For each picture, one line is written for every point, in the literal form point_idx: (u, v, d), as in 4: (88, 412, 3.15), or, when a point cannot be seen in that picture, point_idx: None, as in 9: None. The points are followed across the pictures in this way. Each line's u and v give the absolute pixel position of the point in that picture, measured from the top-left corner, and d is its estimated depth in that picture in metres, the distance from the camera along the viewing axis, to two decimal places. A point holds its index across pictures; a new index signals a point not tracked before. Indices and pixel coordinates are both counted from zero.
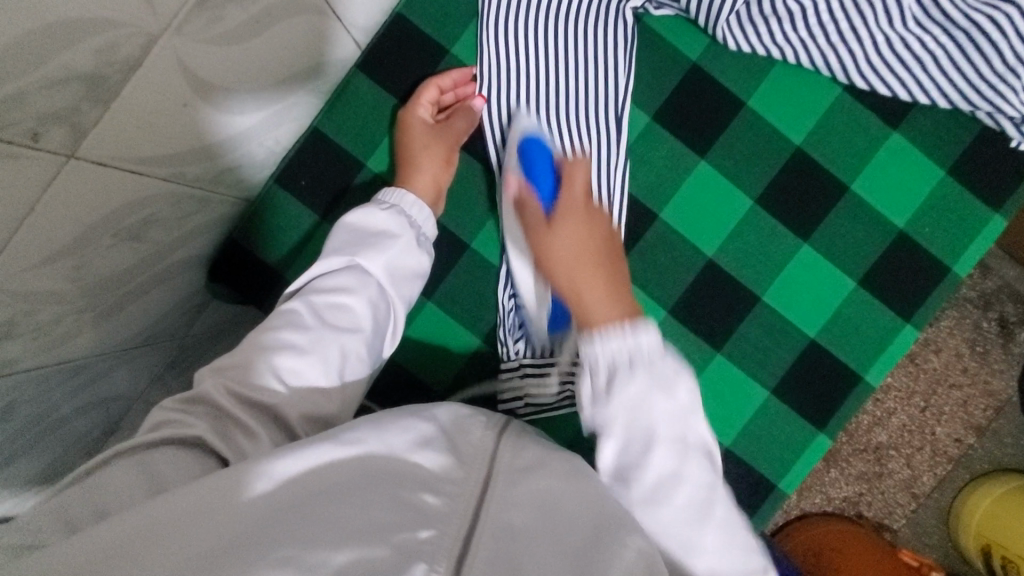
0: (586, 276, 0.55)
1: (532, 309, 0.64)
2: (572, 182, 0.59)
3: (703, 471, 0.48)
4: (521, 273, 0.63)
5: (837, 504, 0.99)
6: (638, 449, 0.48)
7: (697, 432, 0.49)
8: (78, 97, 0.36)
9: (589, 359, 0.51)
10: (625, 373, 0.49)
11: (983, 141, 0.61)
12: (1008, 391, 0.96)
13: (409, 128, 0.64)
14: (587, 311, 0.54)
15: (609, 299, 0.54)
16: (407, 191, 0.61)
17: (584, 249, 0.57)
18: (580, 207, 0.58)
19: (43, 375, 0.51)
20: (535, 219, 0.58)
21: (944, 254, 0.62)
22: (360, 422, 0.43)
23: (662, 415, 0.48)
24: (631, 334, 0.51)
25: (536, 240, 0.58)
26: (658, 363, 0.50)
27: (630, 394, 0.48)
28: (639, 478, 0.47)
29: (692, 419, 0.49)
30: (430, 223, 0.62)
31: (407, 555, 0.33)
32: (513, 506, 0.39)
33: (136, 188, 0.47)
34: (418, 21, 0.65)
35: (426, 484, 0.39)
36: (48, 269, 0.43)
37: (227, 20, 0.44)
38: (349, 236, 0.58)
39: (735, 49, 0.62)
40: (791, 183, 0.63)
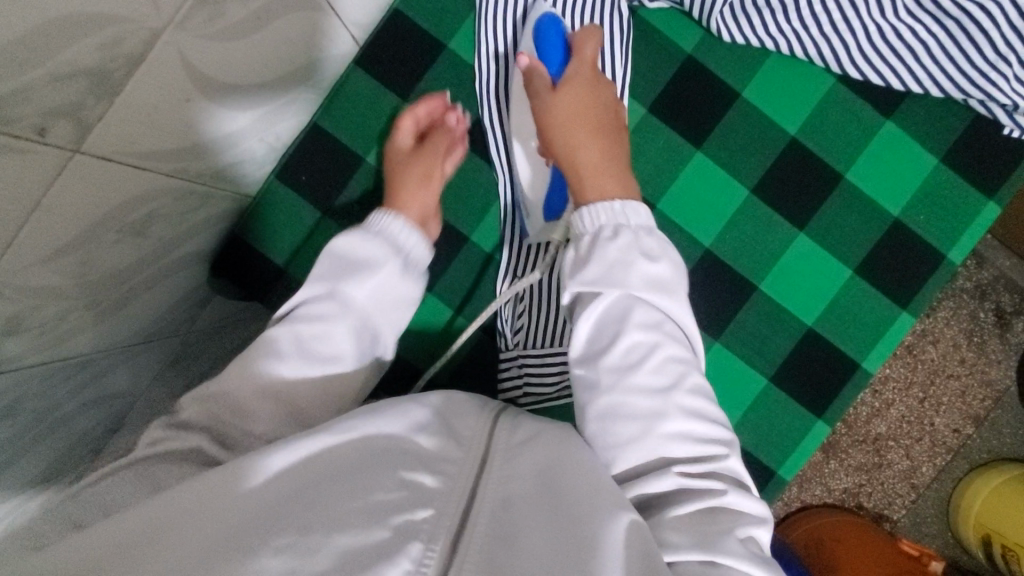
0: (582, 140, 0.56)
1: (528, 190, 0.65)
2: (582, 54, 0.59)
3: (676, 352, 0.48)
4: (520, 157, 0.64)
5: (837, 495, 1.00)
6: (614, 321, 0.49)
7: (677, 312, 0.50)
8: (83, 93, 0.37)
9: (578, 227, 0.53)
10: (608, 239, 0.51)
11: (975, 131, 0.62)
12: (1004, 380, 0.97)
13: (389, 158, 0.65)
14: (581, 176, 0.56)
15: (605, 166, 0.56)
16: (393, 215, 0.60)
17: (586, 111, 0.57)
18: (585, 77, 0.59)
19: (49, 371, 0.51)
20: (540, 84, 0.59)
21: (938, 243, 0.63)
22: (352, 410, 0.43)
23: (643, 285, 0.49)
24: (620, 207, 0.52)
25: (537, 105, 0.58)
26: (643, 236, 0.51)
27: (613, 261, 0.50)
28: (610, 349, 0.48)
29: (671, 299, 0.50)
30: (421, 247, 0.61)
31: (404, 534, 0.35)
32: (510, 485, 0.41)
33: (139, 183, 0.48)
34: (416, 16, 0.66)
35: (423, 465, 0.40)
36: (54, 264, 0.44)
37: (226, 16, 0.45)
38: (332, 264, 0.58)
39: (729, 41, 0.63)
40: (788, 172, 0.63)
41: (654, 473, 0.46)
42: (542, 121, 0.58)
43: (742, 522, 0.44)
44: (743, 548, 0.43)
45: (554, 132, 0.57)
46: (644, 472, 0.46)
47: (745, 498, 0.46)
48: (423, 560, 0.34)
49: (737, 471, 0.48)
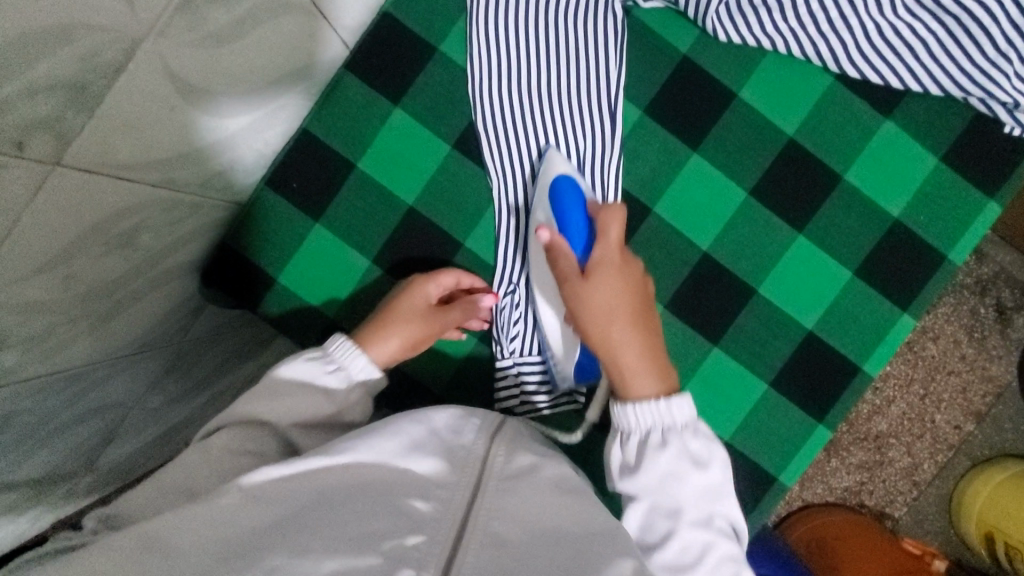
0: (622, 334, 0.56)
1: (558, 353, 0.64)
2: (607, 237, 0.58)
3: (729, 550, 0.50)
4: (549, 321, 0.63)
5: (838, 494, 0.99)
6: (664, 520, 0.51)
7: (727, 514, 0.52)
8: (63, 104, 0.36)
9: (622, 425, 0.55)
10: (657, 444, 0.52)
11: (975, 128, 0.61)
12: (1006, 377, 0.96)
13: (405, 295, 0.62)
14: (624, 369, 0.55)
15: (647, 359, 0.55)
16: (360, 350, 0.58)
17: (619, 305, 0.56)
18: (615, 261, 0.57)
19: (39, 385, 0.50)
20: (569, 271, 0.57)
21: (939, 242, 0.62)
22: (353, 433, 0.47)
23: (693, 491, 0.51)
24: (666, 404, 0.53)
25: (571, 290, 0.57)
26: (690, 436, 0.53)
27: (662, 469, 0.51)
28: (662, 549, 0.50)
29: (722, 501, 0.52)
30: (376, 381, 0.59)
31: (397, 561, 0.38)
32: (502, 516, 0.43)
33: (124, 195, 0.47)
34: (406, 18, 0.65)
35: (418, 491, 0.44)
36: (39, 278, 0.43)
37: (210, 22, 0.44)
38: (287, 380, 0.55)
39: (725, 40, 0.62)
40: (786, 173, 0.62)
41: None
42: (575, 312, 0.57)
43: None
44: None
45: (588, 324, 0.56)
46: None
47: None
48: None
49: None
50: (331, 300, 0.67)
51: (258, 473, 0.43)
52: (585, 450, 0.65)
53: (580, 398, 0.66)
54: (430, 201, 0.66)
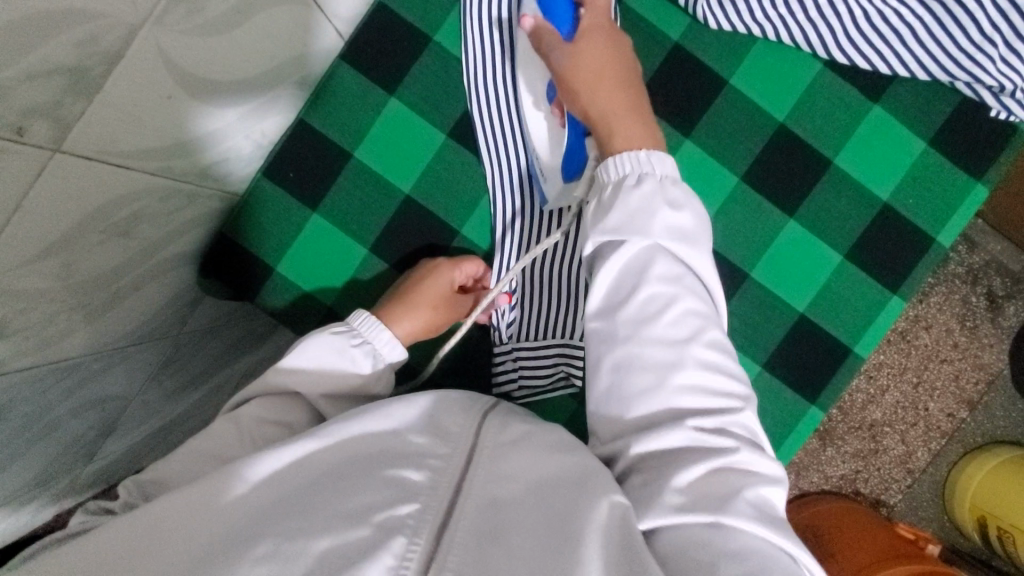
0: (606, 93, 0.55)
1: (546, 157, 0.63)
2: (593, 8, 0.57)
3: (696, 305, 0.48)
4: (536, 123, 0.63)
5: (833, 482, 1.00)
6: (633, 273, 0.49)
7: (699, 270, 0.50)
8: (62, 90, 0.36)
9: (602, 177, 0.52)
10: (632, 186, 0.50)
11: (961, 116, 0.62)
12: (998, 363, 0.98)
13: (432, 281, 0.63)
14: (608, 126, 0.54)
15: (631, 117, 0.55)
16: (384, 326, 0.60)
17: (603, 66, 0.55)
18: (602, 30, 0.57)
19: (38, 374, 0.51)
20: (554, 43, 0.56)
21: (929, 227, 0.63)
22: (340, 416, 0.48)
23: (666, 236, 0.49)
24: (646, 156, 0.51)
25: (558, 63, 0.55)
26: (668, 186, 0.50)
27: (634, 209, 0.49)
28: (629, 298, 0.48)
29: (694, 253, 0.49)
30: (400, 359, 0.61)
31: (388, 530, 0.39)
32: (499, 478, 0.44)
33: (122, 183, 0.47)
34: (400, 9, 0.65)
35: (411, 461, 0.44)
36: (38, 266, 0.43)
37: (206, 11, 0.44)
38: (316, 359, 0.56)
39: (716, 28, 0.62)
40: (777, 159, 0.63)
41: (666, 429, 0.46)
42: (561, 78, 0.56)
43: (755, 478, 0.44)
44: (752, 510, 0.43)
45: (570, 91, 0.55)
46: (657, 428, 0.46)
47: (756, 457, 0.45)
48: (406, 555, 0.39)
49: (750, 433, 0.47)
50: (329, 290, 0.68)
51: (254, 466, 0.44)
52: (582, 435, 0.66)
53: (577, 383, 0.66)
54: (427, 190, 0.67)
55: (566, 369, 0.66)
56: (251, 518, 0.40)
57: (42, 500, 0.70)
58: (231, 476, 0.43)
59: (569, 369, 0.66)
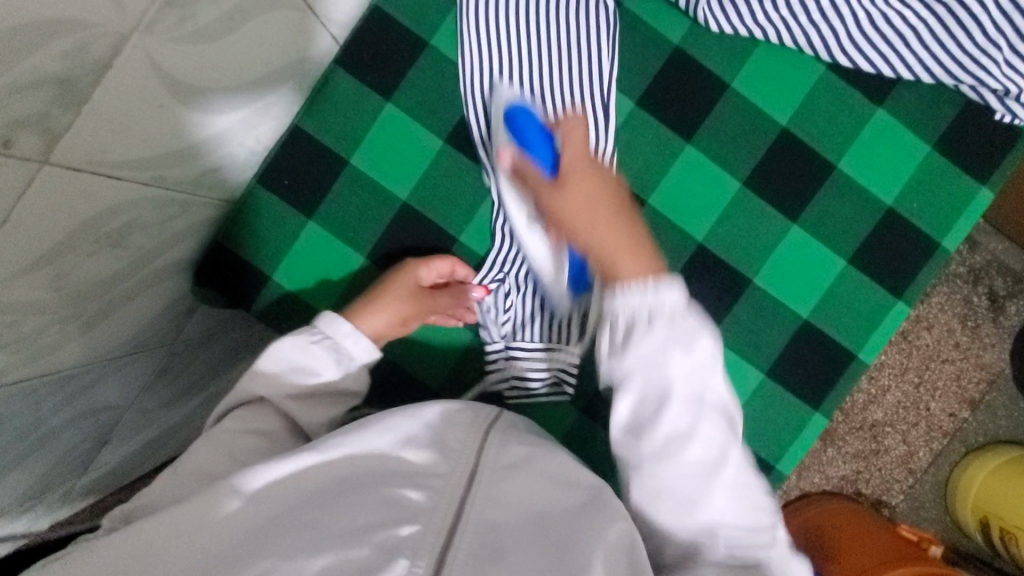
0: (599, 226, 0.58)
1: (548, 272, 0.64)
2: (569, 141, 0.60)
3: (718, 429, 0.52)
4: (535, 243, 0.63)
5: (834, 483, 1.00)
6: (653, 404, 0.52)
7: (716, 394, 0.53)
8: (50, 102, 0.35)
9: (611, 312, 0.54)
10: (645, 327, 0.52)
11: (968, 118, 0.61)
12: (1000, 364, 0.97)
13: (397, 278, 0.63)
14: (608, 253, 0.56)
15: (626, 245, 0.56)
16: (344, 320, 0.58)
17: (591, 202, 0.58)
18: (581, 162, 0.59)
19: (30, 387, 0.50)
20: (540, 186, 0.60)
21: (932, 230, 0.62)
22: (341, 429, 0.48)
23: (682, 374, 0.52)
24: (654, 291, 0.53)
25: (551, 203, 0.60)
26: (678, 321, 0.52)
27: (650, 350, 0.52)
28: (652, 429, 0.52)
29: (710, 378, 0.53)
30: (367, 352, 0.59)
31: (389, 551, 0.41)
32: (497, 502, 0.45)
33: (112, 193, 0.46)
34: (396, 13, 0.64)
35: (414, 481, 0.45)
36: (28, 279, 0.42)
37: (198, 18, 0.43)
38: (279, 361, 0.56)
39: (716, 31, 0.62)
40: (778, 164, 0.62)
41: (704, 539, 0.51)
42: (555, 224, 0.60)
43: None
44: None
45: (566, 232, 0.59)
46: (695, 539, 0.51)
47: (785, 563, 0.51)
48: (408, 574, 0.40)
49: (780, 539, 0.52)
50: (323, 295, 0.67)
51: (252, 477, 0.44)
52: (582, 443, 0.66)
53: (568, 389, 0.66)
54: (423, 196, 0.66)
55: (559, 375, 0.66)
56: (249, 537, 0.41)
57: (38, 510, 0.70)
58: (227, 488, 0.43)
59: (562, 375, 0.65)
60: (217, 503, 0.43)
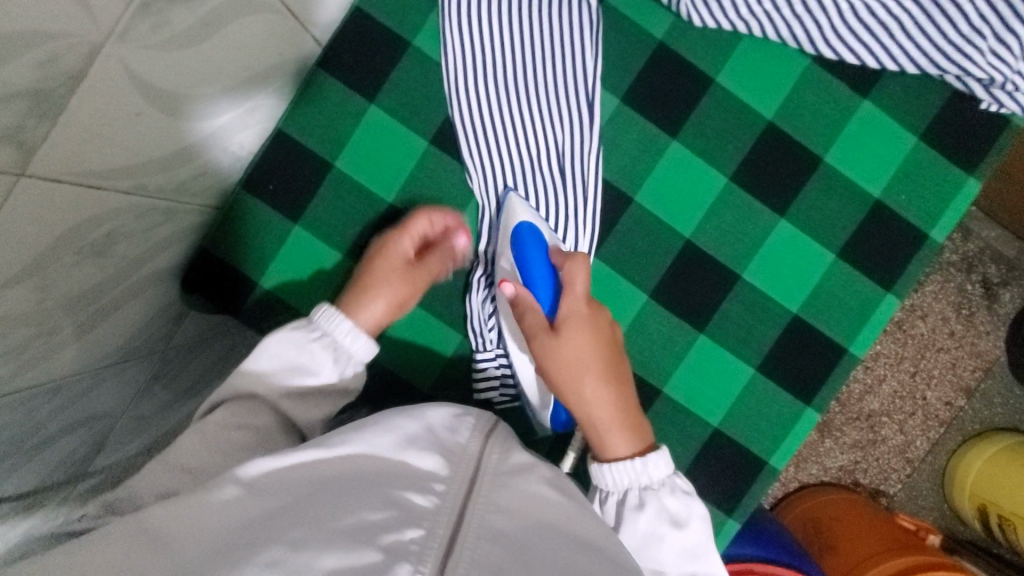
0: (592, 391, 0.57)
1: (535, 402, 0.64)
2: (573, 289, 0.58)
3: None
4: (526, 377, 0.63)
5: (833, 474, 1.00)
6: None
7: (712, 571, 0.53)
8: (24, 114, 0.35)
9: (602, 487, 0.56)
10: (635, 506, 0.54)
11: (953, 107, 0.61)
12: (994, 351, 0.97)
13: (384, 246, 0.62)
14: (596, 424, 0.57)
15: (620, 416, 0.57)
16: (343, 316, 0.59)
17: (589, 359, 0.57)
18: (582, 313, 0.58)
19: (22, 399, 0.50)
20: (535, 325, 0.58)
21: (921, 221, 0.62)
22: (346, 427, 0.47)
23: (673, 553, 0.53)
24: (642, 463, 0.55)
25: (543, 351, 0.57)
26: (666, 494, 0.54)
27: (641, 532, 0.53)
28: None
29: (704, 558, 0.53)
30: (366, 348, 0.59)
31: (394, 555, 0.37)
32: (497, 508, 0.43)
33: (95, 204, 0.46)
34: (379, 14, 0.64)
35: (413, 484, 0.43)
36: (12, 291, 0.42)
37: (173, 24, 0.43)
38: (273, 361, 0.56)
39: (700, 25, 0.61)
40: (765, 158, 0.62)
41: None
42: (544, 368, 0.58)
43: None
44: None
45: (556, 384, 0.58)
46: None
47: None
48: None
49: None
50: (311, 299, 0.67)
51: (253, 465, 0.43)
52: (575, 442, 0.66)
53: None
54: (410, 197, 0.65)
55: None
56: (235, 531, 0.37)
57: None
58: (224, 476, 0.42)
59: None
60: (203, 499, 0.40)
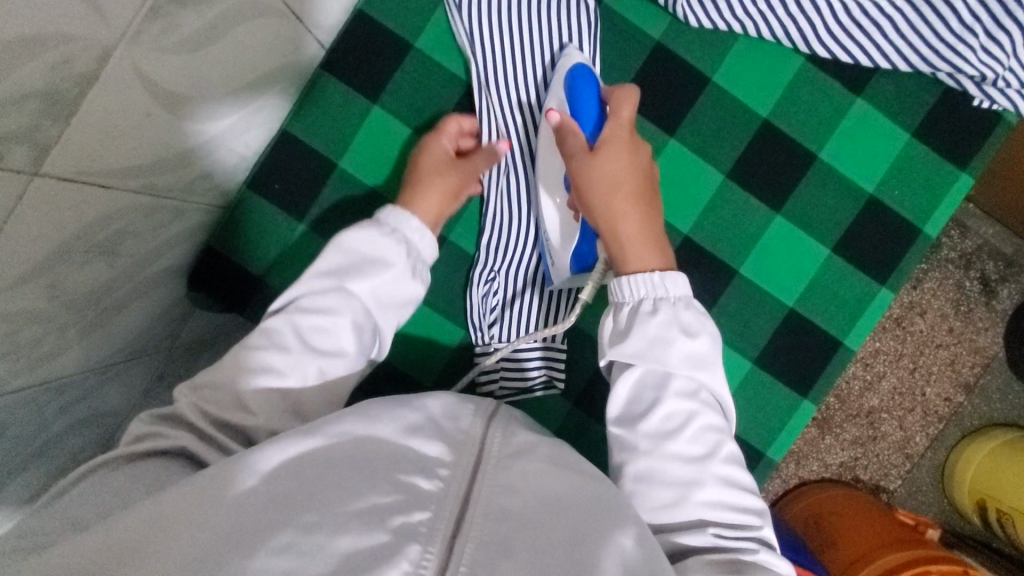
0: (624, 206, 0.57)
1: (555, 241, 0.62)
2: (619, 116, 0.59)
3: (712, 420, 0.53)
4: (549, 212, 0.62)
5: (833, 470, 1.01)
6: (651, 391, 0.53)
7: (711, 384, 0.54)
8: (37, 115, 0.36)
9: (616, 297, 0.56)
10: (649, 313, 0.54)
11: (947, 105, 0.62)
12: (993, 347, 0.98)
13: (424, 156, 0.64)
14: (620, 243, 0.57)
15: (645, 236, 0.57)
16: (411, 215, 0.61)
17: (623, 178, 0.57)
18: (625, 139, 0.58)
19: (30, 396, 0.51)
20: (578, 144, 0.58)
21: (916, 218, 0.63)
22: (351, 414, 0.47)
23: (680, 361, 0.53)
24: (660, 278, 0.55)
25: (578, 165, 0.57)
26: (681, 310, 0.55)
27: (653, 335, 0.53)
28: (646, 417, 0.52)
29: (709, 372, 0.54)
30: (430, 247, 0.62)
31: (404, 537, 0.38)
32: (499, 490, 0.44)
33: (105, 202, 0.47)
34: (382, 16, 0.65)
35: (418, 468, 0.44)
36: (24, 287, 0.43)
37: (182, 27, 0.44)
38: (345, 258, 0.59)
39: (696, 26, 0.62)
40: (761, 155, 0.63)
41: (693, 532, 0.49)
42: (579, 184, 0.57)
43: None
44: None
45: (591, 202, 0.57)
46: (683, 530, 0.50)
47: (775, 558, 0.49)
48: (420, 561, 0.37)
49: (764, 532, 0.51)
50: None
51: (264, 457, 0.42)
52: (576, 436, 0.67)
53: (558, 384, 0.66)
54: None
55: (548, 373, 0.66)
56: (245, 520, 0.38)
57: None
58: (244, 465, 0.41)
59: (551, 371, 0.66)
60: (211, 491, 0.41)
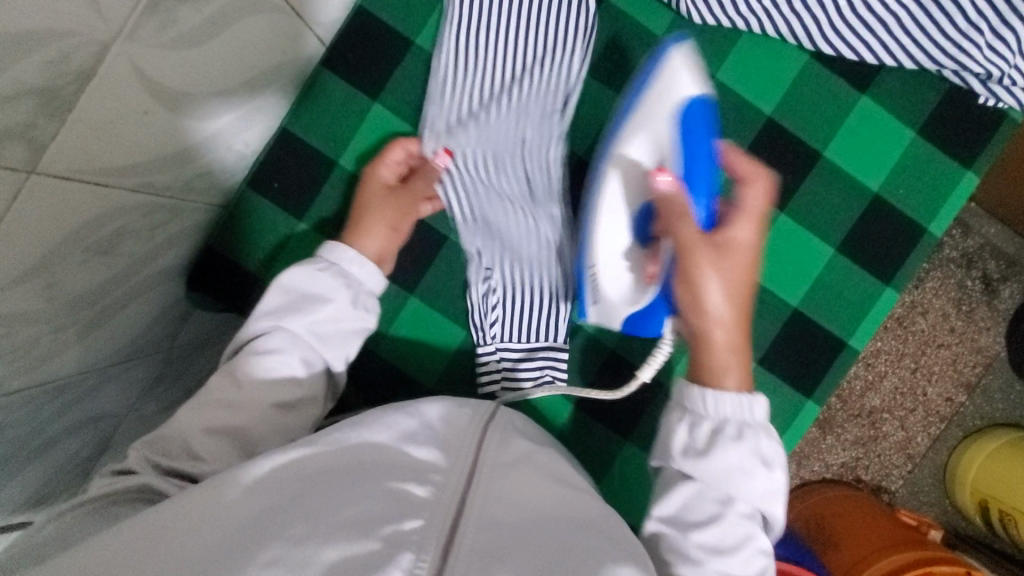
0: (720, 303, 0.55)
1: (618, 293, 0.59)
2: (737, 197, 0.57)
3: (764, 543, 0.51)
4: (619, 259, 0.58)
5: (835, 470, 1.00)
6: (711, 506, 0.51)
7: (771, 512, 0.52)
8: (33, 112, 0.35)
9: (694, 405, 0.54)
10: (731, 437, 0.52)
11: (950, 103, 0.62)
12: (995, 347, 0.98)
13: (367, 187, 0.63)
14: (711, 349, 0.55)
15: (735, 341, 0.56)
16: (348, 248, 0.59)
17: (730, 276, 0.55)
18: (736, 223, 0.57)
19: (26, 398, 0.50)
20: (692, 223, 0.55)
21: (919, 217, 0.62)
22: (344, 424, 0.47)
23: (752, 490, 0.52)
24: (749, 400, 0.53)
25: (689, 249, 0.54)
26: (762, 438, 0.53)
27: (733, 462, 0.51)
28: (700, 529, 0.51)
29: (774, 503, 0.53)
30: (374, 277, 0.60)
31: (395, 545, 0.38)
32: (499, 491, 0.43)
33: (101, 202, 0.47)
34: (382, 14, 0.65)
35: (413, 476, 0.43)
36: (22, 287, 0.43)
37: (180, 24, 0.43)
38: (286, 297, 0.57)
39: (698, 21, 0.62)
40: (764, 154, 0.63)
41: None
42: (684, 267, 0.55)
43: None
44: None
45: (691, 290, 0.55)
46: None
47: None
48: (414, 569, 0.37)
49: None
50: None
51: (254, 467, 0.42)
52: (577, 437, 0.66)
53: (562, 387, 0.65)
54: None
55: (552, 374, 0.65)
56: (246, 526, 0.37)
57: None
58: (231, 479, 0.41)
59: (555, 373, 0.65)
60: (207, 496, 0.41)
